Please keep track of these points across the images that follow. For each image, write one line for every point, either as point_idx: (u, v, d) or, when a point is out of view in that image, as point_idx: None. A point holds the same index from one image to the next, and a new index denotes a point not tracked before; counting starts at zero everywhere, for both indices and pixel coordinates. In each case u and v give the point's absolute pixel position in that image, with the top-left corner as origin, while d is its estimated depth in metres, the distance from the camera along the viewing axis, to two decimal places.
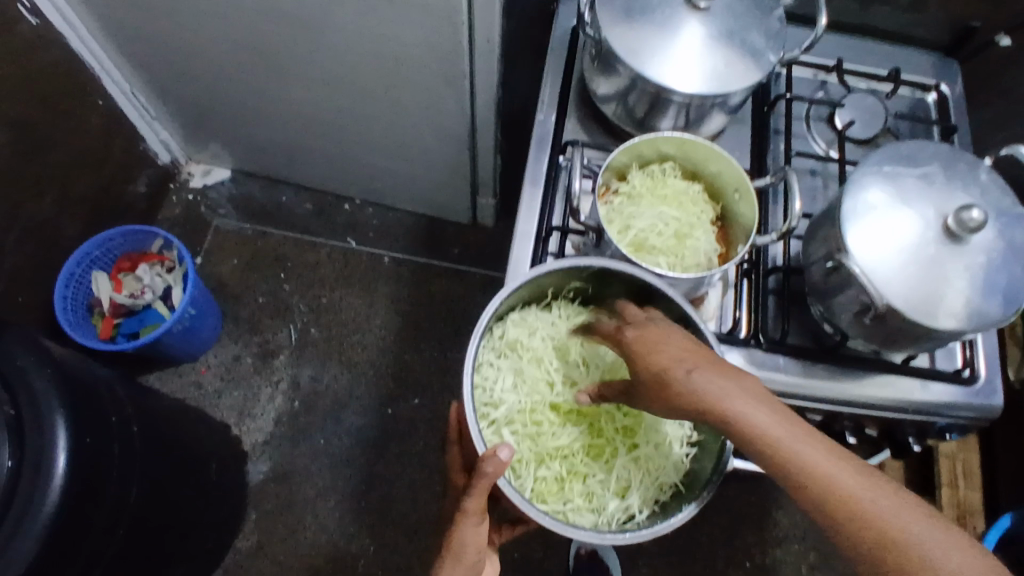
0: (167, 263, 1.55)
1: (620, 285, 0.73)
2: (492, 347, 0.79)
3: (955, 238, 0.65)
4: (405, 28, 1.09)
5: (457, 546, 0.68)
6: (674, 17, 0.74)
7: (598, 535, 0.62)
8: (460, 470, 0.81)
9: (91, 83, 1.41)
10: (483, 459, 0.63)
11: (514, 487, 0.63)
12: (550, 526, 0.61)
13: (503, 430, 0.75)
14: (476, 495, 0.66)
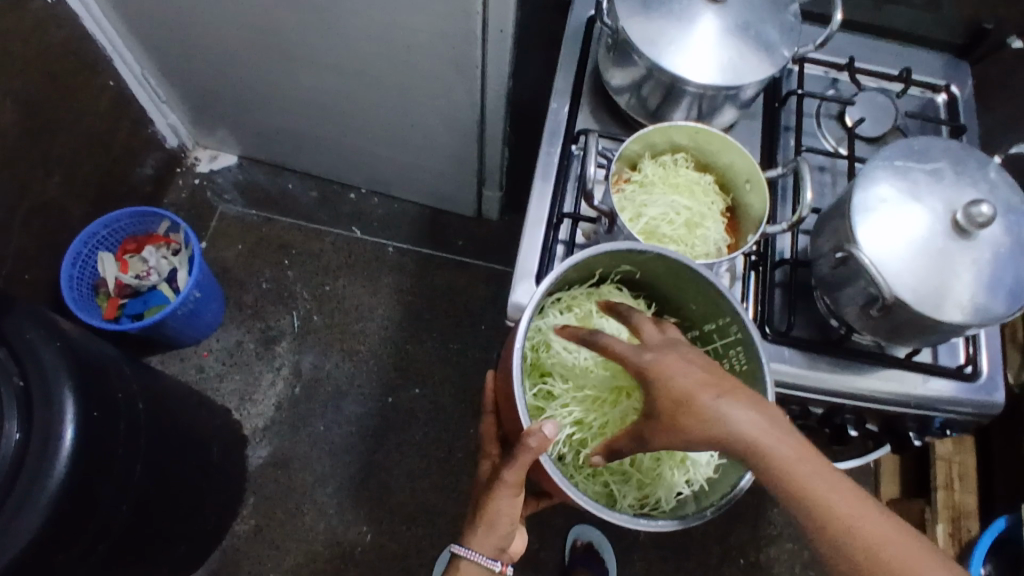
0: (173, 245, 1.55)
1: (667, 269, 0.72)
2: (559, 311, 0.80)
3: (963, 233, 0.66)
4: (419, 16, 1.10)
5: (493, 514, 0.73)
6: (690, 9, 0.75)
7: (634, 521, 0.60)
8: (494, 441, 0.82)
9: (102, 64, 1.42)
10: (527, 434, 0.62)
11: (556, 464, 0.63)
12: (588, 507, 0.60)
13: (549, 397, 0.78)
14: (516, 467, 0.66)
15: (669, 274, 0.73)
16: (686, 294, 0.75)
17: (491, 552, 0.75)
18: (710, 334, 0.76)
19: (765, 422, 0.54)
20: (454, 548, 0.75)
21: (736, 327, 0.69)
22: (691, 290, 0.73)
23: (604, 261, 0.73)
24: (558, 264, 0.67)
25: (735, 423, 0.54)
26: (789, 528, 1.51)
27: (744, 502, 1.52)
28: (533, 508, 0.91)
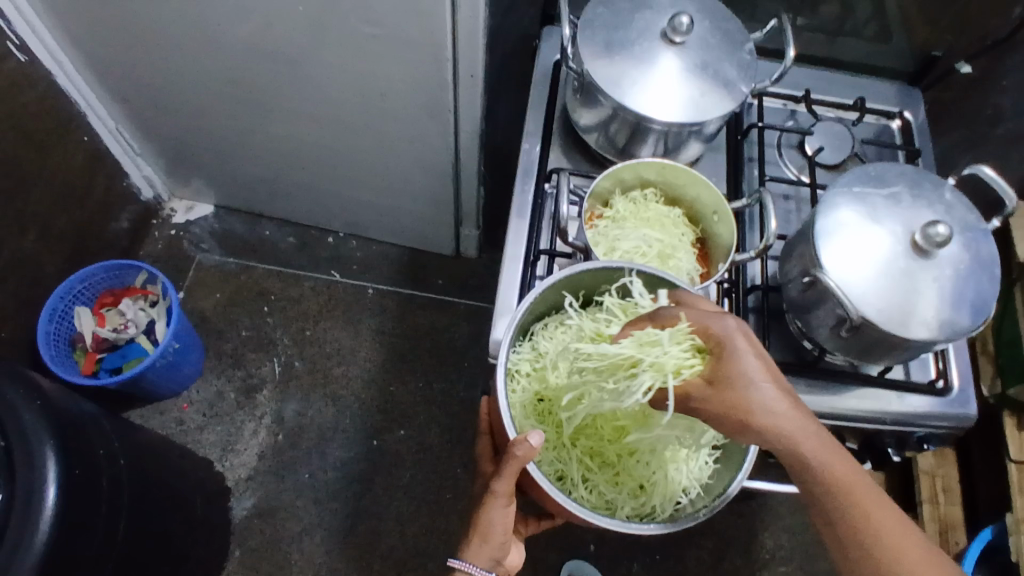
0: (151, 297, 1.54)
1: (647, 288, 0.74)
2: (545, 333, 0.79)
3: (923, 253, 0.69)
4: (391, 64, 1.13)
5: (485, 525, 0.73)
6: (651, 50, 0.78)
7: (622, 524, 0.62)
8: (489, 459, 0.83)
9: (76, 119, 1.43)
10: (513, 443, 0.64)
11: (543, 473, 0.65)
12: (576, 512, 0.62)
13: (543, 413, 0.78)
14: (505, 477, 0.67)
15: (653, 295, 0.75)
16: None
17: (486, 564, 0.75)
18: None
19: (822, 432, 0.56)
20: (450, 561, 0.74)
21: None
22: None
23: (586, 284, 0.76)
24: (530, 292, 0.71)
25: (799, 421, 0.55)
26: (781, 552, 1.51)
27: (735, 528, 1.52)
28: (533, 527, 0.90)
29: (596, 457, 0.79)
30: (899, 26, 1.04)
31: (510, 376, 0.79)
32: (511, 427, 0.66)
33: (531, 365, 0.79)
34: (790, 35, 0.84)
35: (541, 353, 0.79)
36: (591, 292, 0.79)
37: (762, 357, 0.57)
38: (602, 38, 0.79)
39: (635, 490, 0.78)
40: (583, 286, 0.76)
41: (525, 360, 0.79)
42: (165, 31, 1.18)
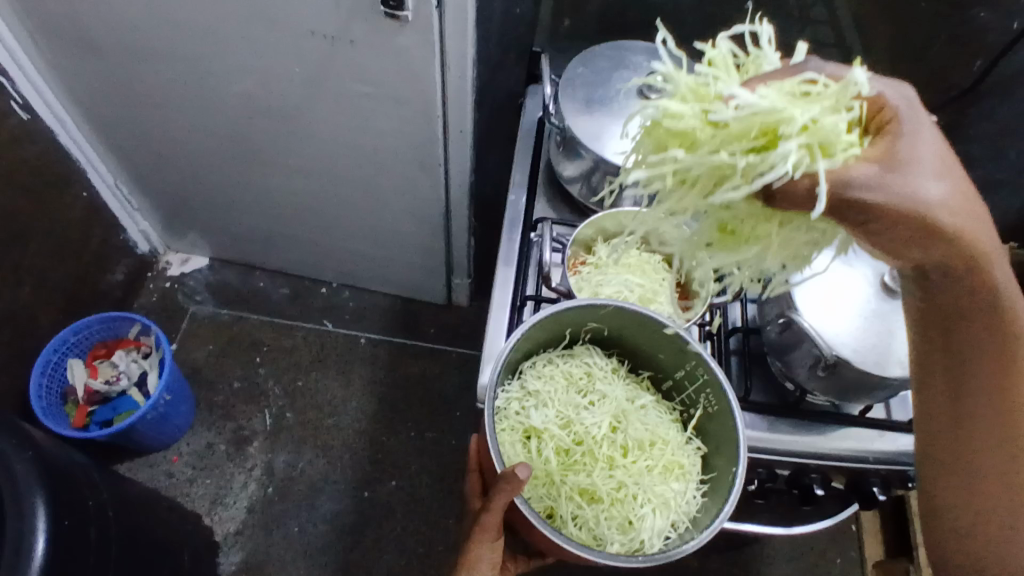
0: (144, 348, 1.55)
1: (630, 323, 0.79)
2: (533, 373, 0.84)
3: (891, 293, 0.72)
4: (383, 120, 1.18)
5: (473, 560, 0.73)
6: (628, 107, 0.82)
7: (611, 558, 0.62)
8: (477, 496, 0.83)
9: (76, 176, 1.47)
10: (501, 477, 0.65)
11: (531, 507, 0.65)
12: (563, 543, 0.62)
13: (534, 449, 0.79)
14: (493, 512, 0.68)
15: (639, 331, 0.79)
16: (650, 344, 0.81)
17: None
18: (680, 382, 0.82)
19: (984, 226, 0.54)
20: None
21: (702, 370, 0.75)
22: (657, 344, 0.80)
23: (572, 320, 0.79)
24: (518, 327, 0.73)
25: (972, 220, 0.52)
26: None
27: None
28: (522, 566, 0.90)
29: (585, 495, 0.78)
30: None
31: (500, 415, 0.81)
32: (498, 461, 0.68)
33: (519, 402, 0.81)
34: None
35: (530, 391, 0.83)
36: (577, 330, 0.83)
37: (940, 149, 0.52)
38: (583, 96, 0.84)
39: (624, 527, 0.77)
40: (569, 323, 0.80)
41: (513, 398, 0.81)
42: (166, 89, 1.23)
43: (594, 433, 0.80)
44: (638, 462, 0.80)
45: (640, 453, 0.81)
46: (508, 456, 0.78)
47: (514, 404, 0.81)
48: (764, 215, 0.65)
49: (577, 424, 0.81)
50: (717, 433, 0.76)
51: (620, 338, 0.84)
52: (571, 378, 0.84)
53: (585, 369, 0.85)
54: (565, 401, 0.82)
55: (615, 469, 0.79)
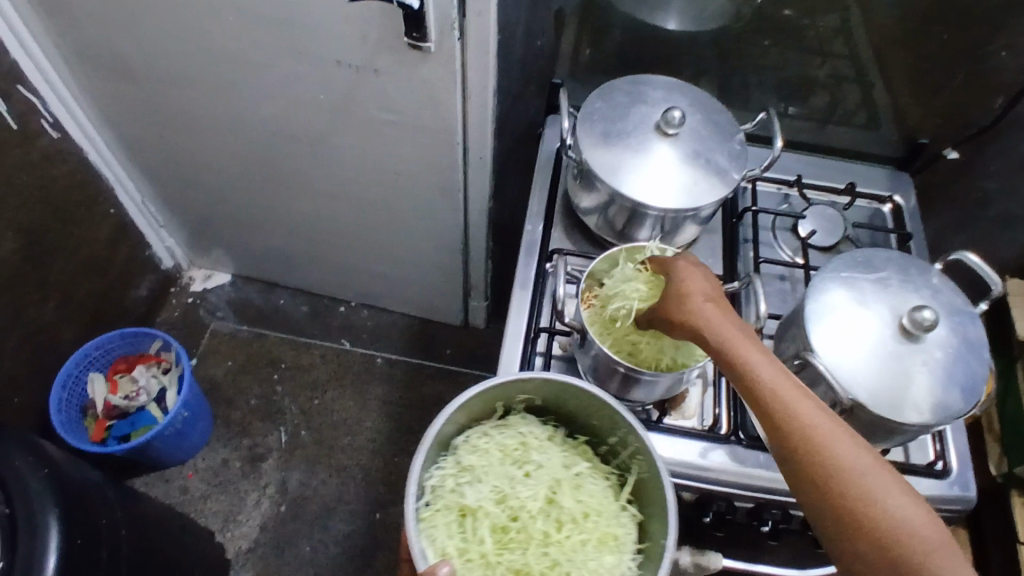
0: (164, 364, 1.57)
1: (564, 395, 0.74)
2: (468, 441, 0.76)
3: (910, 336, 0.70)
4: (403, 146, 1.19)
5: None
6: (645, 141, 0.83)
7: None
8: None
9: (104, 194, 1.50)
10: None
11: None
12: None
13: (467, 528, 0.71)
14: None
15: (574, 395, 0.74)
16: (585, 406, 0.75)
17: None
18: (619, 448, 0.76)
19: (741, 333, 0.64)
20: None
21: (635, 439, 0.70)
22: (591, 407, 0.74)
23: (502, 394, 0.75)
24: (446, 405, 0.70)
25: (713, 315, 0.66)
26: None
27: None
28: None
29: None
30: (887, 115, 1.09)
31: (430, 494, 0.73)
32: (420, 556, 0.62)
33: (454, 479, 0.74)
34: (778, 126, 0.89)
35: (464, 467, 0.75)
36: (509, 400, 0.77)
37: (698, 279, 0.70)
38: (599, 128, 0.84)
39: None
40: (499, 395, 0.75)
41: (447, 475, 0.74)
42: (194, 113, 1.26)
43: (529, 507, 0.72)
44: (572, 537, 0.72)
45: (574, 527, 0.72)
46: (432, 539, 0.69)
47: (444, 480, 0.73)
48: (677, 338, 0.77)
49: (513, 495, 0.73)
50: (657, 508, 0.69)
51: (556, 405, 0.78)
52: (508, 448, 0.77)
53: (520, 438, 0.77)
54: (500, 472, 0.75)
55: (549, 546, 0.71)
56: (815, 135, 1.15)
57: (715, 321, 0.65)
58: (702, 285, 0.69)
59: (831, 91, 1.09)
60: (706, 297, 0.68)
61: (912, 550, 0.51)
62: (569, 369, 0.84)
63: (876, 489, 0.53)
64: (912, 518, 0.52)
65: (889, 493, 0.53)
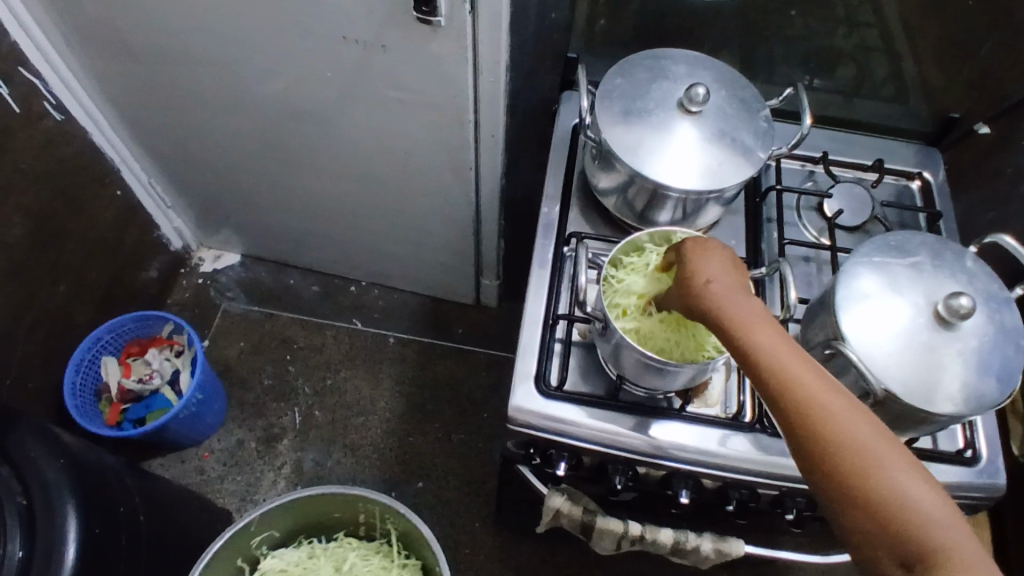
0: (177, 347, 1.57)
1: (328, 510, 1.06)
2: None
3: (946, 324, 0.67)
4: (413, 124, 1.16)
5: None
6: (667, 119, 0.79)
7: None
8: None
9: (110, 175, 1.48)
10: None
11: None
12: None
13: None
14: None
15: (323, 500, 1.04)
16: (330, 508, 1.07)
17: None
18: (362, 527, 1.12)
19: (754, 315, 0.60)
20: None
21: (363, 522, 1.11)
22: (343, 507, 1.07)
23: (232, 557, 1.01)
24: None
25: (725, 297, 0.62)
26: None
27: None
28: None
29: None
30: (916, 87, 1.05)
31: None
32: None
33: None
34: (807, 103, 0.85)
35: None
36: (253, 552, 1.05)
37: (712, 260, 0.65)
38: (619, 106, 0.81)
39: None
40: (242, 554, 1.03)
41: None
42: (199, 92, 1.23)
43: None
44: None
45: None
46: None
47: None
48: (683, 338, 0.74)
49: None
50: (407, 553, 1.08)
51: (304, 526, 1.11)
52: (295, 560, 1.09)
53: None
54: None
55: None
56: (839, 109, 1.11)
57: (725, 301, 0.61)
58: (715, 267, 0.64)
59: (858, 62, 1.05)
60: (719, 277, 0.63)
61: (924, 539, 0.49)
62: (588, 356, 0.82)
63: (897, 483, 0.51)
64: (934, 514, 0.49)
65: (910, 489, 0.50)
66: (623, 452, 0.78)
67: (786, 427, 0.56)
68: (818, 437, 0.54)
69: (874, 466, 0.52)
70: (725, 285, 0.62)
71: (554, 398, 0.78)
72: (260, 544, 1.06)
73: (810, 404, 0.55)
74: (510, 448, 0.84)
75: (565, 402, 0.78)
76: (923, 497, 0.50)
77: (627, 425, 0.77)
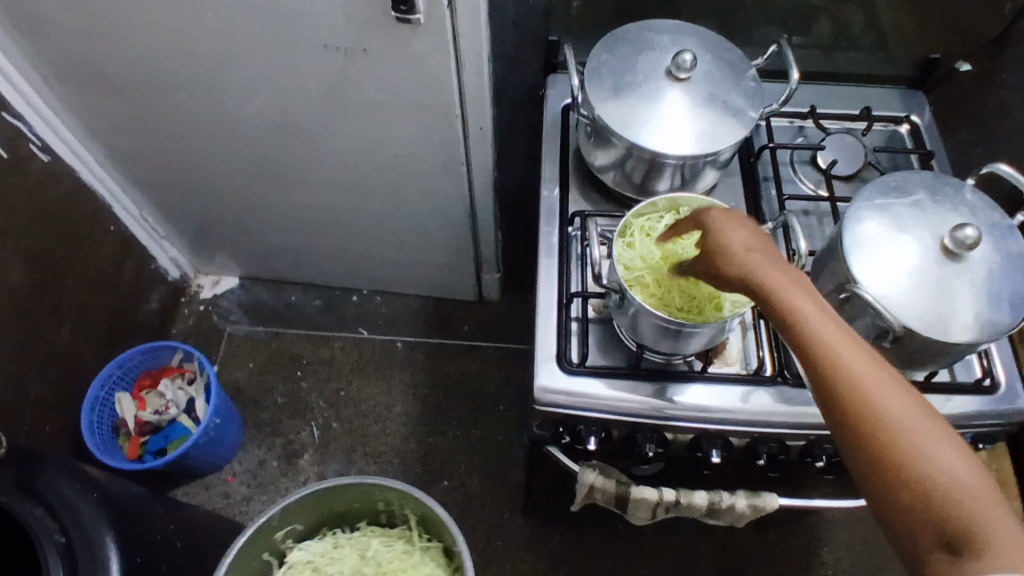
0: (188, 375, 1.56)
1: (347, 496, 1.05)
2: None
3: (954, 256, 0.69)
4: (402, 125, 1.17)
5: None
6: (658, 89, 0.80)
7: None
8: None
9: (101, 211, 1.48)
10: None
11: None
12: None
13: None
14: None
15: (338, 492, 1.04)
16: (348, 499, 1.07)
17: None
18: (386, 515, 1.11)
19: (788, 284, 0.61)
20: None
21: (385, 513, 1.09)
22: (359, 497, 1.06)
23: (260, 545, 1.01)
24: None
25: (759, 267, 0.62)
26: (843, 566, 1.50)
27: (793, 548, 1.52)
28: None
29: None
30: (892, 34, 1.07)
31: None
32: None
33: None
34: (792, 59, 0.86)
35: None
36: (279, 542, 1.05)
37: (747, 231, 0.65)
38: (607, 81, 0.82)
39: None
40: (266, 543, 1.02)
41: None
42: (184, 117, 1.23)
43: None
44: None
45: None
46: None
47: None
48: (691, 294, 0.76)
49: None
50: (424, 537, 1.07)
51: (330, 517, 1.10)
52: (321, 551, 1.09)
53: (307, 567, 1.07)
54: None
55: None
56: (822, 65, 1.13)
57: (762, 268, 0.62)
58: (746, 237, 0.65)
59: (833, 16, 1.06)
60: (754, 248, 0.64)
61: (965, 510, 0.48)
62: (605, 330, 0.83)
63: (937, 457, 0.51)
64: (972, 484, 0.49)
65: (950, 465, 0.50)
66: (648, 419, 0.79)
67: (822, 392, 0.57)
68: (852, 400, 0.54)
69: (909, 439, 0.52)
70: (763, 255, 0.63)
71: (578, 374, 0.79)
72: (284, 539, 1.06)
73: (850, 372, 0.55)
74: (537, 430, 0.85)
75: (588, 376, 0.79)
76: (958, 470, 0.50)
77: (651, 392, 0.78)
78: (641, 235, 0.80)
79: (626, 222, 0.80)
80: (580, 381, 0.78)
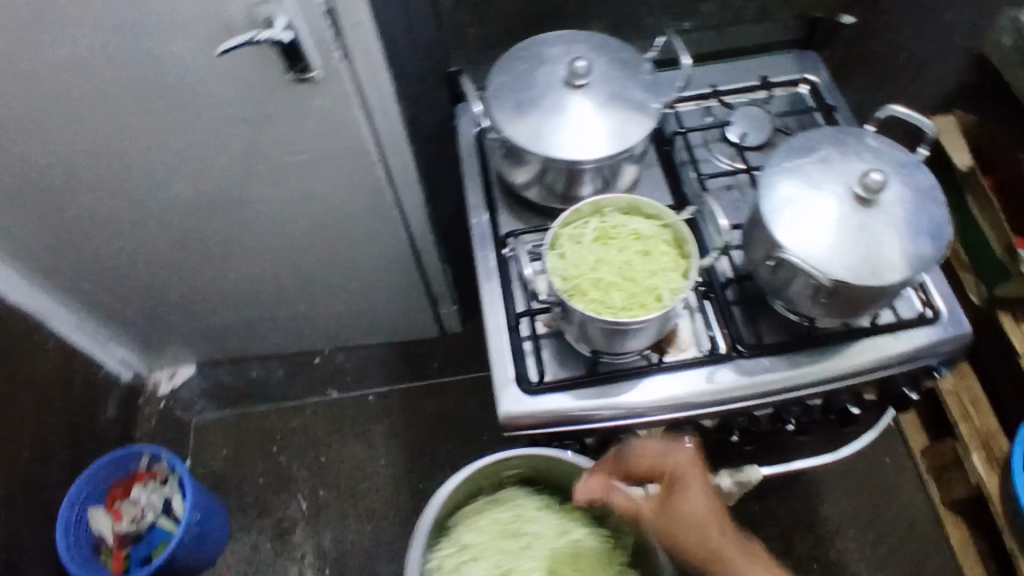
0: (159, 476, 1.51)
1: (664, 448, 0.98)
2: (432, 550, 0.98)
3: (869, 201, 0.71)
4: (325, 182, 1.16)
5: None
6: (559, 98, 0.82)
7: None
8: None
9: (36, 328, 1.42)
10: None
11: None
12: None
13: None
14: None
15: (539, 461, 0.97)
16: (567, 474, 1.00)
17: None
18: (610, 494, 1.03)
19: (691, 479, 0.77)
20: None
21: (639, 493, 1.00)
22: None
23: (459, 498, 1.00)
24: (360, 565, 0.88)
25: (683, 493, 0.76)
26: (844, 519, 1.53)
27: (794, 511, 1.54)
28: None
29: None
30: (774, 3, 1.11)
31: None
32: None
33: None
34: (682, 46, 0.89)
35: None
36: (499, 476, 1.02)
37: (681, 465, 0.77)
38: (511, 101, 0.83)
39: None
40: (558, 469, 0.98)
41: None
42: (102, 217, 1.20)
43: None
44: None
45: None
46: None
47: None
48: (631, 295, 0.77)
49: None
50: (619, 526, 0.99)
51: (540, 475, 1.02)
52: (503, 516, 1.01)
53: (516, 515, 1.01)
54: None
55: None
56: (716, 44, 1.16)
57: (686, 498, 0.76)
58: (684, 471, 0.77)
59: None
60: (675, 472, 0.77)
61: None
62: (558, 342, 0.83)
63: None
64: None
65: None
66: (618, 420, 0.79)
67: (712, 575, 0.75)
68: None
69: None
70: (686, 487, 0.76)
71: (540, 391, 0.79)
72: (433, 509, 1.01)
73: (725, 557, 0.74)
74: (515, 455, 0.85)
75: (550, 392, 0.79)
76: None
77: (616, 394, 0.79)
78: (571, 241, 0.80)
79: (555, 233, 0.80)
80: (542, 398, 0.79)
